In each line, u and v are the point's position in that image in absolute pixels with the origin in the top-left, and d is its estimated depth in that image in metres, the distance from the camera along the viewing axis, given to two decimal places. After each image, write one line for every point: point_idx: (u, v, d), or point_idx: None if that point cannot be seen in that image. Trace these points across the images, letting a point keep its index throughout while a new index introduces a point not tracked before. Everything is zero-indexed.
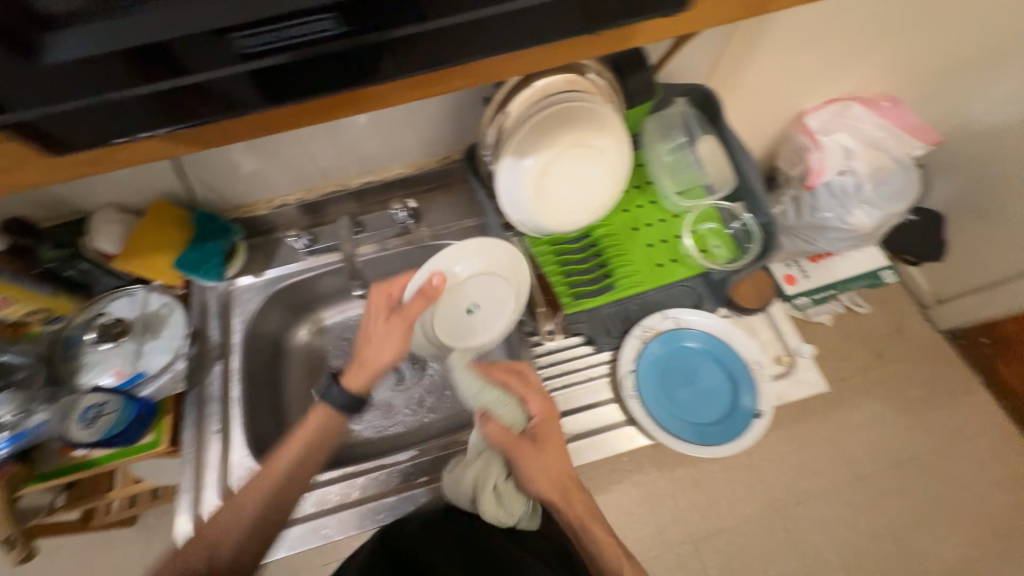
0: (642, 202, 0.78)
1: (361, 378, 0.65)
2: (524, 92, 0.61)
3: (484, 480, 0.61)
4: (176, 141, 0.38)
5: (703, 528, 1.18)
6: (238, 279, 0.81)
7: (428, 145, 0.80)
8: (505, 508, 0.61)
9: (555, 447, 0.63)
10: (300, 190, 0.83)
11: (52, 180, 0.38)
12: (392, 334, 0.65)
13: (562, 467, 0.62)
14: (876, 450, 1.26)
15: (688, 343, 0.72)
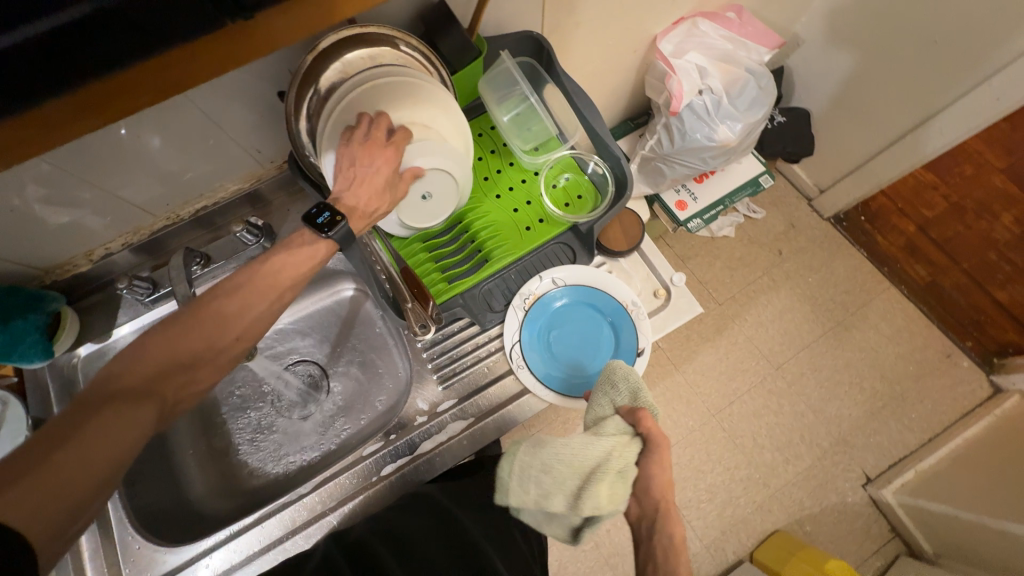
0: (500, 165, 0.74)
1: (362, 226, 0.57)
2: (323, 81, 0.56)
3: (618, 457, 0.57)
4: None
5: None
6: (78, 348, 0.72)
7: (255, 153, 0.70)
8: (602, 508, 0.55)
9: (661, 461, 0.59)
10: (123, 235, 0.71)
11: None
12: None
13: (669, 479, 0.59)
14: (783, 342, 1.44)
15: (559, 302, 0.75)
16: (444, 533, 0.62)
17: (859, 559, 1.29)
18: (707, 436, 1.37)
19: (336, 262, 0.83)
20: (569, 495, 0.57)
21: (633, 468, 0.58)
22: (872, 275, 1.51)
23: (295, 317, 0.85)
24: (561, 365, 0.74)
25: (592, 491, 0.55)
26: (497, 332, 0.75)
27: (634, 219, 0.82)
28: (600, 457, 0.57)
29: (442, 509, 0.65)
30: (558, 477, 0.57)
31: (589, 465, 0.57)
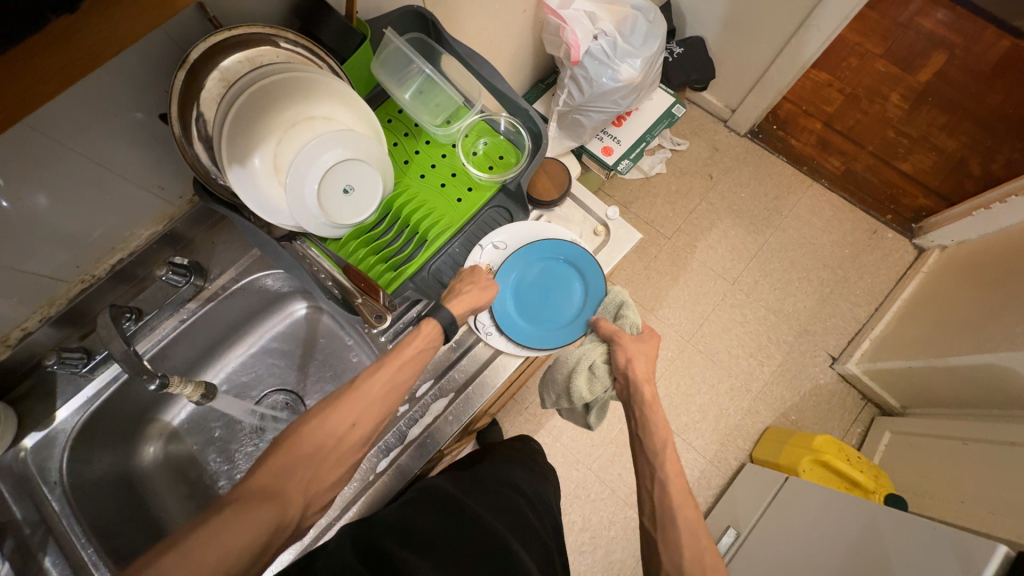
0: (417, 146, 0.74)
1: (463, 308, 0.67)
2: (206, 96, 0.54)
3: (586, 357, 0.72)
4: None
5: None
6: (22, 441, 0.67)
7: (161, 190, 0.67)
8: (585, 391, 0.72)
9: (634, 352, 0.70)
10: (38, 310, 0.65)
11: None
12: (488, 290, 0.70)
13: (645, 366, 0.70)
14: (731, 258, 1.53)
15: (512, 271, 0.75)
16: (458, 523, 0.62)
17: (843, 432, 1.41)
18: (687, 361, 1.45)
19: (285, 283, 0.81)
20: (565, 391, 0.75)
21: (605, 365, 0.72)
22: (794, 175, 1.61)
23: (257, 346, 0.86)
24: (542, 326, 0.76)
25: (573, 386, 0.73)
26: None
27: (559, 166, 0.83)
28: (577, 358, 0.73)
29: (454, 501, 0.65)
30: (558, 378, 0.76)
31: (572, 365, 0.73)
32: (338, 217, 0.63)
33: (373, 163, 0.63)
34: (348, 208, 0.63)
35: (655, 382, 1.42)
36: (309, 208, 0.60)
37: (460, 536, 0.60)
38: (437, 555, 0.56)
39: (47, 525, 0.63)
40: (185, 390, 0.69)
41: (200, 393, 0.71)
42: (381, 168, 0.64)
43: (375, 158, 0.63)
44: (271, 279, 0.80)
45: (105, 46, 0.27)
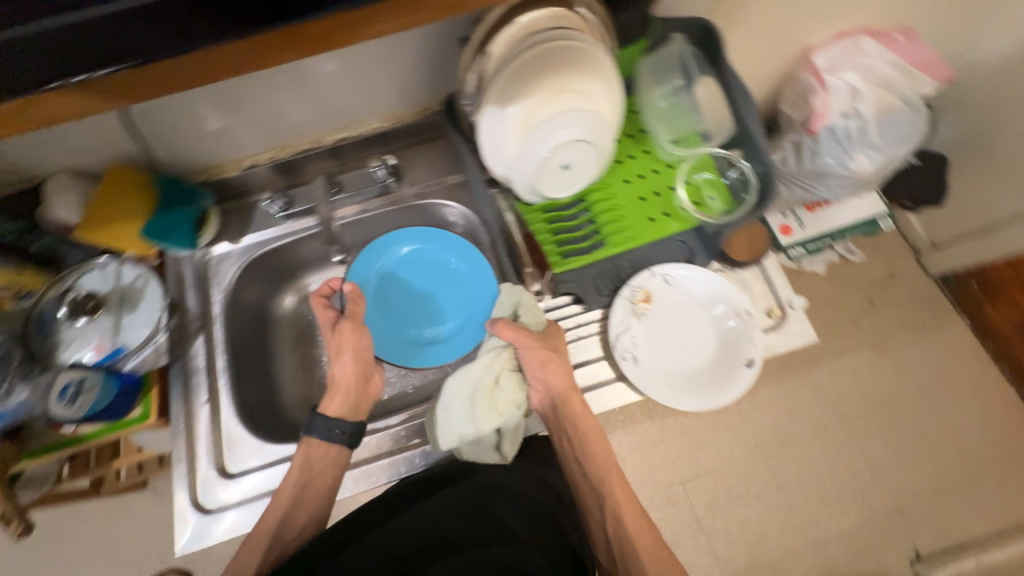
0: (636, 151, 0.74)
1: (340, 405, 0.68)
2: (501, 40, 0.56)
3: (496, 366, 0.67)
4: None
5: (692, 469, 1.25)
6: (213, 248, 0.78)
7: (405, 94, 0.74)
8: (494, 404, 0.66)
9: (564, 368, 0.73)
10: (270, 149, 0.78)
11: None
12: (345, 346, 0.69)
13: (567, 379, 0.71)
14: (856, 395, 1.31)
15: (401, 245, 0.80)
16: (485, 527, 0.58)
17: None
18: (749, 470, 1.25)
19: (462, 218, 0.82)
20: (485, 407, 0.65)
21: (513, 372, 0.68)
22: (972, 347, 1.35)
23: None
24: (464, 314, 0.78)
25: (502, 397, 0.66)
26: (601, 315, 0.72)
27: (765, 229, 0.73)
28: (495, 371, 0.68)
29: (487, 501, 0.61)
30: (462, 401, 0.66)
31: (484, 383, 0.66)
32: (544, 183, 0.66)
33: (599, 149, 0.64)
34: (556, 179, 0.66)
35: (706, 472, 1.25)
36: (527, 166, 0.63)
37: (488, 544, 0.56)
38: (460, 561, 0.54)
39: (206, 320, 0.75)
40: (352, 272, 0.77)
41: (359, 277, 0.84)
42: (602, 157, 0.65)
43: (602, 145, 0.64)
44: (451, 208, 0.81)
45: None
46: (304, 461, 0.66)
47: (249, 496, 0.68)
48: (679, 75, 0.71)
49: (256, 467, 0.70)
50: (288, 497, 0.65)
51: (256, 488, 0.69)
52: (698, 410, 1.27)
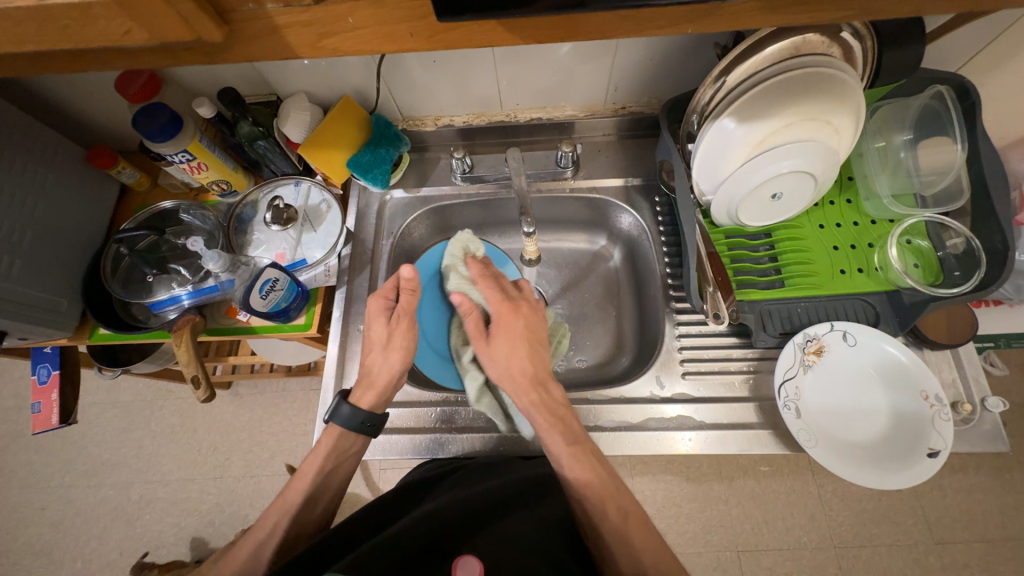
0: (837, 198, 0.70)
1: (371, 399, 0.62)
2: (767, 53, 0.54)
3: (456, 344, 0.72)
4: (556, 23, 0.29)
5: (751, 540, 1.11)
6: (393, 191, 0.83)
7: (612, 89, 0.75)
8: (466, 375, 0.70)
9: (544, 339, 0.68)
10: (468, 114, 0.81)
11: (393, 47, 0.31)
12: (394, 337, 0.64)
13: (519, 365, 0.63)
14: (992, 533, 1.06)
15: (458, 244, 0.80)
16: (516, 511, 0.54)
17: None
18: (818, 566, 1.08)
19: (628, 221, 0.81)
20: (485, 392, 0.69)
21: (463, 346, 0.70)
22: None
23: (551, 248, 0.89)
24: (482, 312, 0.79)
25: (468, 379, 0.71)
26: (759, 354, 0.68)
27: (967, 314, 0.66)
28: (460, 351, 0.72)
29: (529, 495, 0.57)
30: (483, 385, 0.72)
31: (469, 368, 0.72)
32: (749, 206, 0.63)
33: (820, 183, 0.61)
34: (763, 205, 0.63)
35: (767, 548, 1.11)
36: (740, 186, 0.61)
37: (520, 529, 0.51)
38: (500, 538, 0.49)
39: (372, 255, 0.79)
40: (527, 247, 0.77)
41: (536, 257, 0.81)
42: (817, 190, 0.63)
43: (824, 180, 0.61)
44: (621, 210, 0.81)
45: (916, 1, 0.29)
46: (332, 448, 0.61)
47: None
48: (910, 130, 0.66)
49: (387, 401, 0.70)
50: (313, 480, 0.59)
51: None
52: (774, 479, 1.13)
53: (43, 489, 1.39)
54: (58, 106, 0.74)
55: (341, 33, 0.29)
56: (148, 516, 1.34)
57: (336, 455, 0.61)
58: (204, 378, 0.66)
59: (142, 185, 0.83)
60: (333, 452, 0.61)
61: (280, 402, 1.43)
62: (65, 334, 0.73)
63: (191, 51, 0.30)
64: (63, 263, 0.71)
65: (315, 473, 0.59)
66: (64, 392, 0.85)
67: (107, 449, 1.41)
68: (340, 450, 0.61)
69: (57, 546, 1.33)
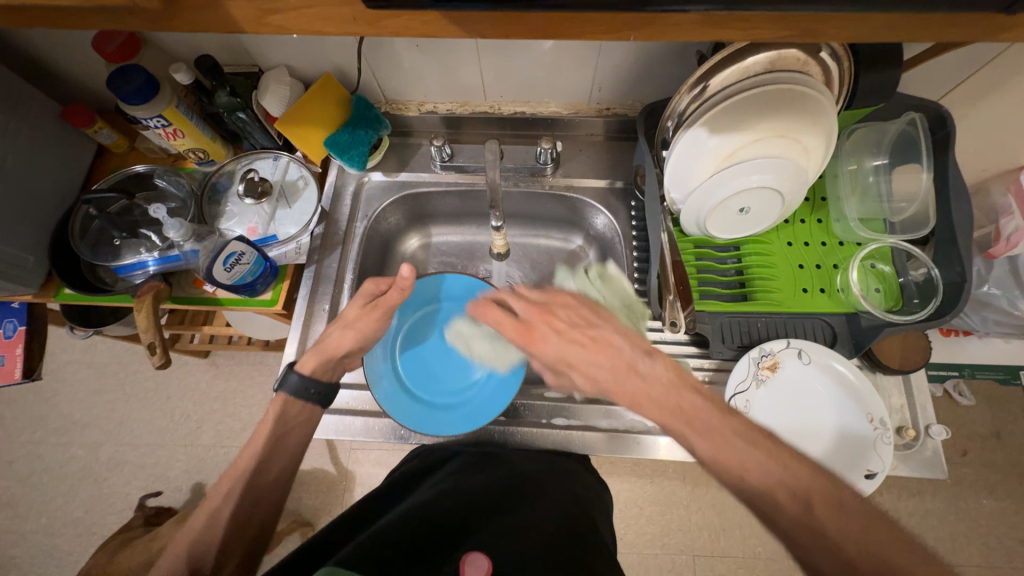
0: (807, 217, 0.70)
1: (314, 364, 0.63)
2: (745, 64, 0.53)
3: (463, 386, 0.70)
4: (499, 20, 0.29)
5: (707, 547, 1.13)
6: (371, 173, 0.82)
7: (596, 89, 0.75)
8: None
9: (596, 320, 0.56)
10: (452, 102, 0.81)
11: (339, 30, 0.31)
12: (359, 322, 0.65)
13: (594, 366, 0.53)
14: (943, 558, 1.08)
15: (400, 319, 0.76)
16: (507, 506, 0.54)
17: None
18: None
19: (603, 223, 0.81)
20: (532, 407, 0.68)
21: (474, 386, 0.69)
22: None
23: (526, 243, 0.89)
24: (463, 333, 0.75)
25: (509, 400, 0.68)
26: (716, 365, 0.69)
27: (920, 341, 0.67)
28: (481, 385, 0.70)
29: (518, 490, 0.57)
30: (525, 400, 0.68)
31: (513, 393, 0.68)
32: (716, 218, 0.64)
33: (787, 201, 0.62)
34: (730, 219, 0.64)
35: (722, 555, 1.13)
36: (707, 199, 0.61)
37: (511, 517, 0.52)
38: (496, 526, 0.50)
39: (345, 238, 0.79)
40: (495, 241, 0.80)
41: (504, 250, 0.84)
42: (784, 208, 0.63)
43: (792, 198, 0.62)
44: (597, 212, 0.81)
45: (859, 27, 0.29)
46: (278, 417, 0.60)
47: (332, 409, 0.70)
48: (884, 155, 0.66)
49: (348, 383, 0.71)
50: (263, 445, 0.57)
51: (338, 404, 0.70)
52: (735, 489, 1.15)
53: (12, 443, 1.39)
54: (37, 60, 0.73)
55: (283, 11, 0.29)
56: (116, 478, 1.35)
57: (286, 422, 0.60)
58: (162, 345, 0.67)
59: (120, 147, 0.82)
60: (283, 420, 0.60)
61: (256, 375, 1.43)
62: (30, 290, 0.73)
63: (136, 15, 0.29)
64: (32, 219, 0.71)
65: (263, 437, 0.58)
66: (30, 348, 0.85)
67: (80, 408, 1.42)
68: (289, 418, 0.61)
69: (23, 500, 1.34)
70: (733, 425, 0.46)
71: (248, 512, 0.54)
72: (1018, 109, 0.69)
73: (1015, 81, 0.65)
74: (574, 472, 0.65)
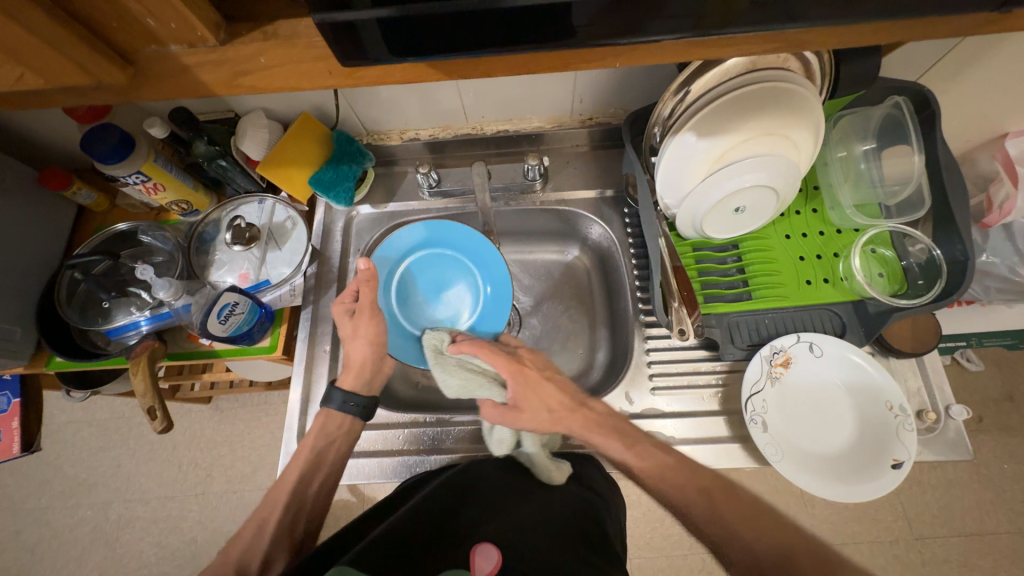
0: (802, 208, 0.70)
1: (354, 380, 0.63)
2: (725, 67, 0.53)
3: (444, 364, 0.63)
4: (476, 61, 0.29)
5: None
6: (359, 207, 0.81)
7: (577, 101, 0.74)
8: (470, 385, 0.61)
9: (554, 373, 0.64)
10: (433, 127, 0.80)
11: (313, 85, 0.30)
12: (360, 329, 0.63)
13: (554, 400, 0.61)
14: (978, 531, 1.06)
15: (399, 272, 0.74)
16: (523, 505, 0.55)
17: None
18: None
19: (598, 233, 0.81)
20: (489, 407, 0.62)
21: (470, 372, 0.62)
22: None
23: (523, 260, 0.88)
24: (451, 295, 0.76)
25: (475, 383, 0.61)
26: (728, 367, 0.68)
27: (930, 322, 0.66)
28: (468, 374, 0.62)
29: (532, 492, 0.58)
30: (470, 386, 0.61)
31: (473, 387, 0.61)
32: (712, 219, 0.63)
33: (782, 196, 0.61)
34: (727, 219, 0.63)
35: None
36: (703, 202, 0.60)
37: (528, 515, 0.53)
38: (510, 525, 0.51)
39: (340, 276, 0.78)
40: None
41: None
42: (779, 203, 0.62)
43: (787, 193, 0.61)
44: (591, 222, 0.80)
45: (837, 35, 0.29)
46: (320, 429, 0.62)
47: None
48: (872, 139, 0.66)
49: None
50: (307, 460, 0.59)
51: None
52: None
53: (18, 512, 1.36)
54: (8, 128, 0.71)
55: (252, 73, 0.29)
56: (127, 536, 1.31)
57: (331, 435, 0.61)
58: (161, 408, 0.65)
59: (101, 206, 0.80)
60: (325, 433, 0.61)
61: (260, 416, 1.41)
62: (20, 363, 0.70)
63: (103, 91, 0.29)
64: (16, 290, 0.69)
65: (309, 451, 0.59)
66: (27, 419, 0.83)
67: (84, 468, 1.38)
68: (330, 432, 0.61)
69: (34, 569, 1.31)
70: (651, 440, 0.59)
71: (291, 520, 0.56)
72: (996, 80, 0.69)
73: (989, 55, 0.65)
74: (585, 473, 0.63)
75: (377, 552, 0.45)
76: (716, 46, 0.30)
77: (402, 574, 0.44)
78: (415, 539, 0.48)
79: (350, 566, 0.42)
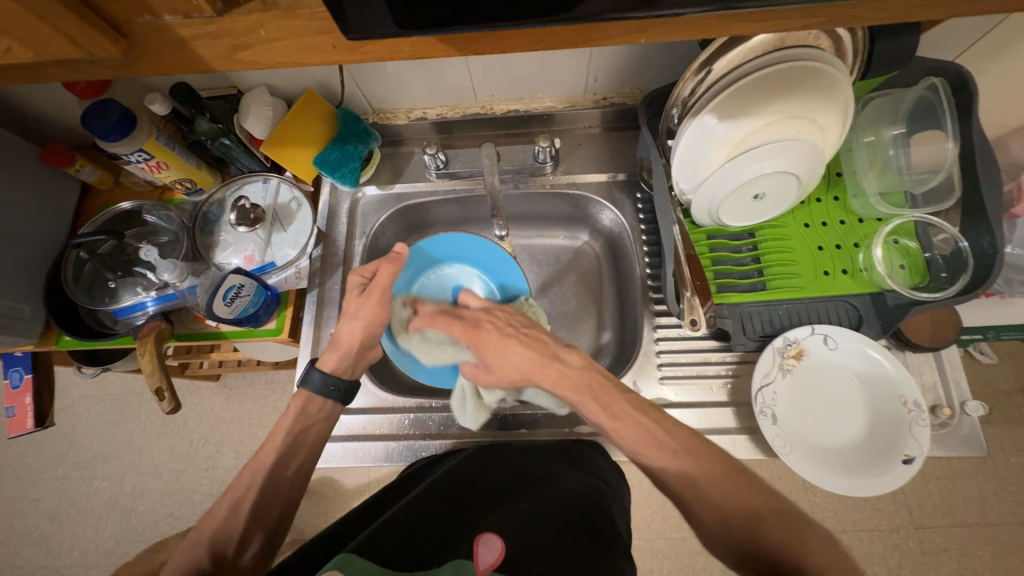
0: (824, 196, 0.67)
1: (336, 360, 0.62)
2: (750, 45, 0.50)
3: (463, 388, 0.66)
4: (488, 35, 0.27)
5: None
6: (365, 188, 0.80)
7: (592, 79, 0.71)
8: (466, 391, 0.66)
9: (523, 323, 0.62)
10: (441, 106, 0.77)
11: (314, 60, 0.28)
12: (361, 311, 0.62)
13: (520, 358, 0.58)
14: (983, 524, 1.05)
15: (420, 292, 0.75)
16: (527, 493, 0.54)
17: None
18: None
19: (610, 218, 0.78)
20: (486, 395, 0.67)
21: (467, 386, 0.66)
22: None
23: (531, 244, 0.86)
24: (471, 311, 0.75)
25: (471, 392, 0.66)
26: (739, 358, 0.67)
27: (951, 317, 0.65)
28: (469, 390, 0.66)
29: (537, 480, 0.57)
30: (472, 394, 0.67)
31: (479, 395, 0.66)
32: (733, 199, 0.59)
33: (804, 180, 0.58)
34: (746, 200, 0.60)
35: None
36: (720, 184, 0.57)
37: (532, 502, 0.53)
38: (514, 512, 0.51)
39: (346, 259, 0.77)
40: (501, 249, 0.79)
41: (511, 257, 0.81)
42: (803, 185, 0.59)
43: (810, 177, 0.58)
44: (602, 207, 0.78)
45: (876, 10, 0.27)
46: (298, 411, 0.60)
47: (350, 436, 0.68)
48: (902, 124, 0.63)
49: (364, 408, 0.70)
50: (284, 441, 0.57)
51: (355, 430, 0.69)
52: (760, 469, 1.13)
53: (36, 481, 1.40)
54: (8, 102, 0.70)
55: (250, 45, 0.27)
56: (142, 507, 1.35)
57: (307, 418, 0.60)
58: (168, 389, 0.65)
59: (105, 183, 0.79)
60: (303, 415, 0.60)
61: (266, 394, 1.42)
62: (30, 340, 0.71)
63: (94, 65, 0.27)
64: (23, 268, 0.69)
65: (284, 433, 0.57)
66: (39, 395, 0.84)
67: (98, 441, 1.42)
68: (309, 414, 0.60)
69: (53, 535, 1.36)
70: (631, 399, 0.53)
71: (267, 504, 0.53)
72: None
73: None
74: (590, 460, 0.63)
75: (382, 541, 0.45)
76: (745, 22, 0.27)
77: (404, 562, 0.43)
78: (419, 528, 0.48)
79: (354, 554, 0.43)
